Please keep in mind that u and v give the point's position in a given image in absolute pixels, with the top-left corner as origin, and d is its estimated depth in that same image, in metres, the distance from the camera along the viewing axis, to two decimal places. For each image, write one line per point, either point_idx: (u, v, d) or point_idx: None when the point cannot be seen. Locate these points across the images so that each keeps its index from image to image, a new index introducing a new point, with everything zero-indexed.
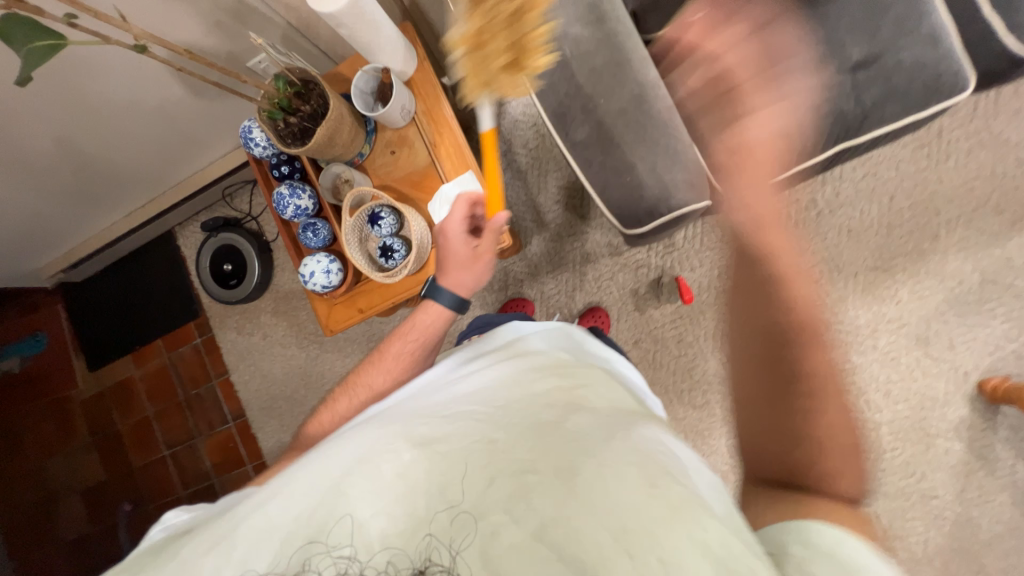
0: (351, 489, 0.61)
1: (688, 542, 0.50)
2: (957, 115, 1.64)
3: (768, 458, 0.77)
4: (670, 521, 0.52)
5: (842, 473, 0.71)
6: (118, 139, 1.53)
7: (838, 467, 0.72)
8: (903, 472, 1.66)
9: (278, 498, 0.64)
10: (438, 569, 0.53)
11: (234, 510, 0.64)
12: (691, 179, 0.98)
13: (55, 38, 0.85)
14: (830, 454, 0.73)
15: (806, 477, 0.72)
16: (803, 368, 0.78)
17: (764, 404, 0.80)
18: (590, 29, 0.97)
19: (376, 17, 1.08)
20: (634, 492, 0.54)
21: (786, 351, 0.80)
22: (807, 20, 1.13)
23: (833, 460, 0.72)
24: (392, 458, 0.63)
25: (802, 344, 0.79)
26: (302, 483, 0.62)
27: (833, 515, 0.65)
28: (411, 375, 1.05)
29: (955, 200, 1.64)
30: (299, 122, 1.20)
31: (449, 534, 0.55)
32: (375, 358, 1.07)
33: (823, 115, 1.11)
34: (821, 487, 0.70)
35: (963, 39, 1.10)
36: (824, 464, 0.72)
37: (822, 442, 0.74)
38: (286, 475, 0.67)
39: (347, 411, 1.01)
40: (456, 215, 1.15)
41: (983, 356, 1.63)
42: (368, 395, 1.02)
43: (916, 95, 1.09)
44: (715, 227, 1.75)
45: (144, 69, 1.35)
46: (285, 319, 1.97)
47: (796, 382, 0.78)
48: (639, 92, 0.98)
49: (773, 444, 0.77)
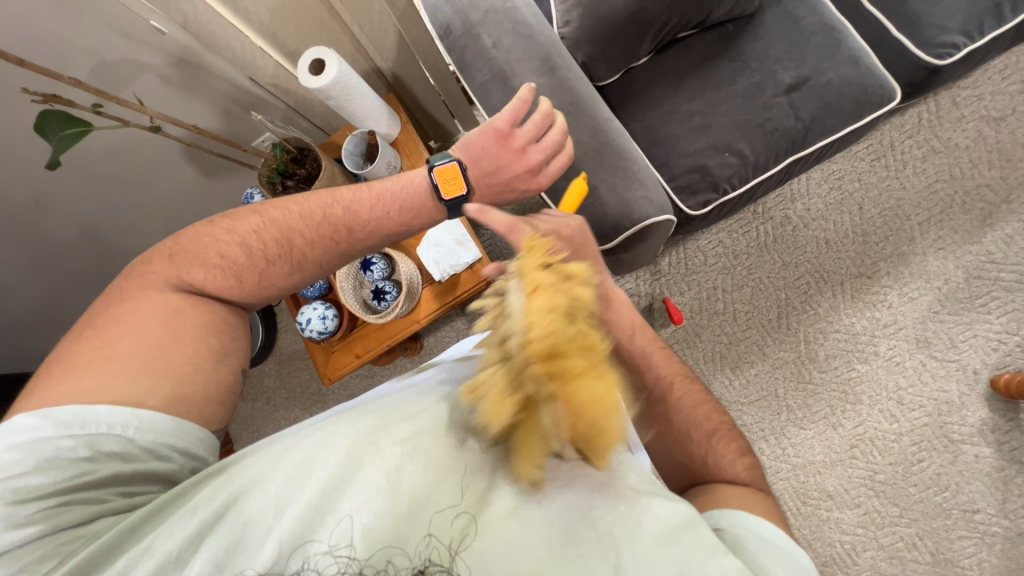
0: (331, 487, 0.59)
1: (658, 522, 0.58)
2: (905, 127, 1.76)
3: (685, 466, 0.81)
4: (638, 503, 0.59)
5: (739, 450, 0.81)
6: (132, 217, 1.67)
7: (734, 446, 0.81)
8: (937, 486, 1.56)
9: (252, 492, 0.60)
10: (438, 568, 0.56)
11: (200, 513, 0.59)
12: (651, 195, 1.08)
13: (82, 124, 0.98)
14: (722, 433, 0.83)
15: (721, 469, 0.78)
16: (673, 378, 0.87)
17: (660, 424, 0.83)
18: (544, 78, 1.10)
19: (362, 88, 1.24)
20: (605, 483, 0.61)
21: (651, 369, 0.86)
22: (738, 56, 1.28)
23: (729, 440, 0.82)
24: (371, 453, 0.61)
25: (661, 359, 0.88)
26: (282, 486, 0.60)
27: (750, 501, 0.72)
28: (331, 230, 0.89)
29: (921, 203, 1.71)
30: (295, 183, 1.33)
31: (446, 531, 0.57)
32: (298, 199, 0.90)
33: (768, 133, 1.23)
34: (732, 475, 0.77)
35: (881, 59, 1.27)
36: (725, 449, 0.80)
37: (716, 427, 0.83)
38: (249, 472, 0.62)
39: (237, 249, 0.83)
40: (541, 120, 0.96)
41: (989, 352, 1.60)
42: (274, 237, 0.86)
43: (846, 107, 1.23)
44: (697, 251, 1.80)
45: (158, 151, 1.51)
46: (288, 381, 1.99)
47: (677, 389, 0.85)
48: (594, 126, 1.10)
49: (684, 453, 0.81)
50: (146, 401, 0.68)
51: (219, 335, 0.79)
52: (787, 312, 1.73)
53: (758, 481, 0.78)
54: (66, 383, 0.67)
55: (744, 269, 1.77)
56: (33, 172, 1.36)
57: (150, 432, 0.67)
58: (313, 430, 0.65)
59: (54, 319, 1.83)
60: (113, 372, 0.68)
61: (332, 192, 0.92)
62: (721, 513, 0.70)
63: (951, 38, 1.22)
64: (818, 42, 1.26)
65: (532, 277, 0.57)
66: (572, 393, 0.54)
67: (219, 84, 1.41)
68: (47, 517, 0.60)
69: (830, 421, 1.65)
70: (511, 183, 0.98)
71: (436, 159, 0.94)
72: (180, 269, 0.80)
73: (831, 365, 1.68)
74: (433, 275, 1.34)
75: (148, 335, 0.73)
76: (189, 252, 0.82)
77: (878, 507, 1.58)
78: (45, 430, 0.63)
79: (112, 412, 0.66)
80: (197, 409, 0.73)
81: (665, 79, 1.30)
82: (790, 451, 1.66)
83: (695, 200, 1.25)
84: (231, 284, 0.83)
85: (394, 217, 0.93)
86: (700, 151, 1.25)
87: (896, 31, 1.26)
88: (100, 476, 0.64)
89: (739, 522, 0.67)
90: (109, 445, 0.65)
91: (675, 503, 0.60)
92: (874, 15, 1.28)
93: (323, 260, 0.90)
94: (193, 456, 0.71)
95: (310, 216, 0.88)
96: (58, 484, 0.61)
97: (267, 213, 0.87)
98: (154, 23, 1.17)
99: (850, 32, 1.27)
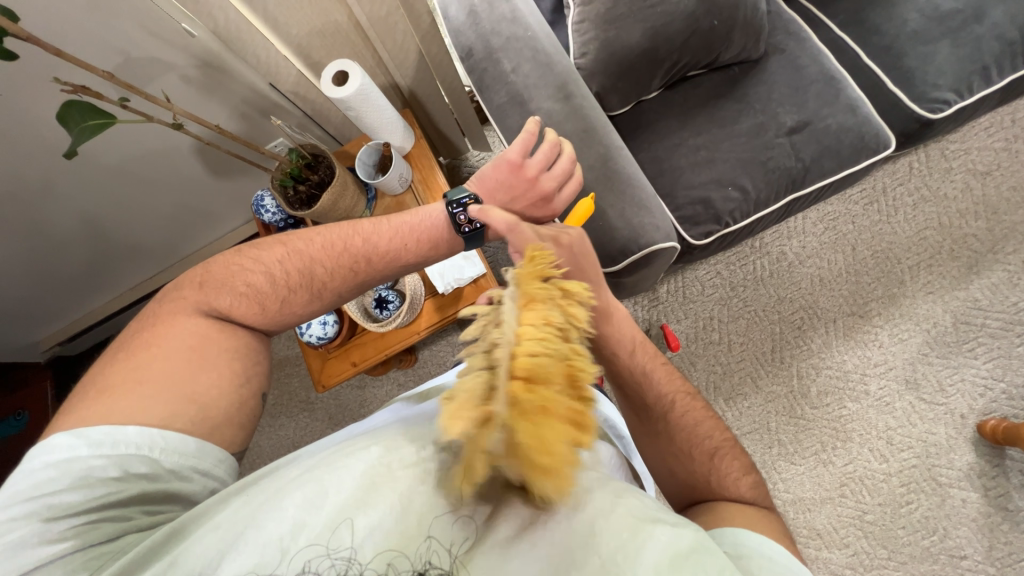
0: (348, 513, 0.59)
1: (662, 550, 0.56)
2: (897, 175, 1.83)
3: (689, 485, 0.81)
4: (641, 530, 0.57)
5: (744, 468, 0.82)
6: (139, 212, 1.67)
7: (739, 464, 0.82)
8: (925, 529, 1.56)
9: (268, 508, 0.60)
10: (438, 571, 0.56)
11: (217, 522, 0.61)
12: (657, 222, 1.11)
13: (106, 117, 1.00)
14: (725, 450, 0.84)
15: (725, 486, 0.79)
16: (677, 394, 0.88)
17: (664, 441, 0.85)
18: (559, 104, 1.15)
19: (382, 101, 1.28)
20: (611, 507, 0.59)
21: (654, 384, 0.87)
22: (744, 97, 1.34)
23: (734, 458, 0.83)
24: (386, 480, 0.61)
25: (665, 375, 0.89)
26: (300, 500, 0.60)
27: (753, 516, 0.73)
28: (350, 259, 0.91)
29: (912, 248, 1.77)
30: (307, 189, 1.35)
31: (448, 537, 0.57)
32: (320, 229, 0.92)
33: (770, 170, 1.28)
34: (737, 491, 0.78)
35: (877, 110, 1.34)
36: (730, 466, 0.81)
37: (720, 445, 0.84)
38: (267, 482, 0.64)
39: (256, 278, 0.85)
40: (551, 147, 0.98)
41: (975, 397, 1.63)
42: (294, 267, 0.87)
43: (843, 151, 1.29)
44: (694, 280, 1.83)
45: (173, 148, 1.53)
46: (277, 387, 1.96)
47: (681, 406, 0.87)
48: (605, 152, 1.13)
49: (687, 471, 0.82)
50: (172, 424, 0.68)
51: (242, 359, 0.79)
52: (781, 345, 1.76)
53: (761, 499, 0.79)
54: (100, 403, 0.67)
55: (740, 301, 1.80)
56: (50, 160, 1.38)
57: (174, 454, 0.67)
58: (329, 455, 0.65)
59: (44, 308, 1.80)
60: (143, 394, 0.69)
61: (355, 222, 0.95)
62: (725, 529, 0.70)
63: (942, 94, 1.29)
64: (818, 89, 1.33)
65: (530, 289, 0.57)
66: (552, 429, 0.48)
67: (240, 89, 1.45)
68: (78, 533, 0.60)
69: (820, 457, 1.66)
70: (527, 212, 1.00)
71: (454, 195, 0.97)
72: (207, 296, 0.81)
73: (823, 401, 1.70)
74: (436, 286, 1.34)
75: (177, 357, 0.73)
76: (217, 279, 0.83)
77: (866, 549, 1.57)
78: (77, 450, 0.63)
79: (140, 433, 0.66)
80: (220, 431, 0.73)
81: (673, 113, 1.35)
82: (780, 487, 1.65)
83: (698, 232, 1.28)
84: (255, 311, 0.83)
85: (414, 250, 0.96)
86: (704, 184, 1.29)
87: (891, 85, 1.33)
88: (128, 494, 0.64)
89: (740, 538, 0.67)
90: (136, 466, 0.65)
91: (678, 528, 0.58)
92: (872, 69, 1.36)
93: (340, 292, 0.91)
94: (213, 477, 0.71)
95: (331, 247, 0.90)
96: (89, 501, 0.62)
97: (290, 242, 0.89)
98: (186, 26, 1.18)
99: (848, 83, 1.34)
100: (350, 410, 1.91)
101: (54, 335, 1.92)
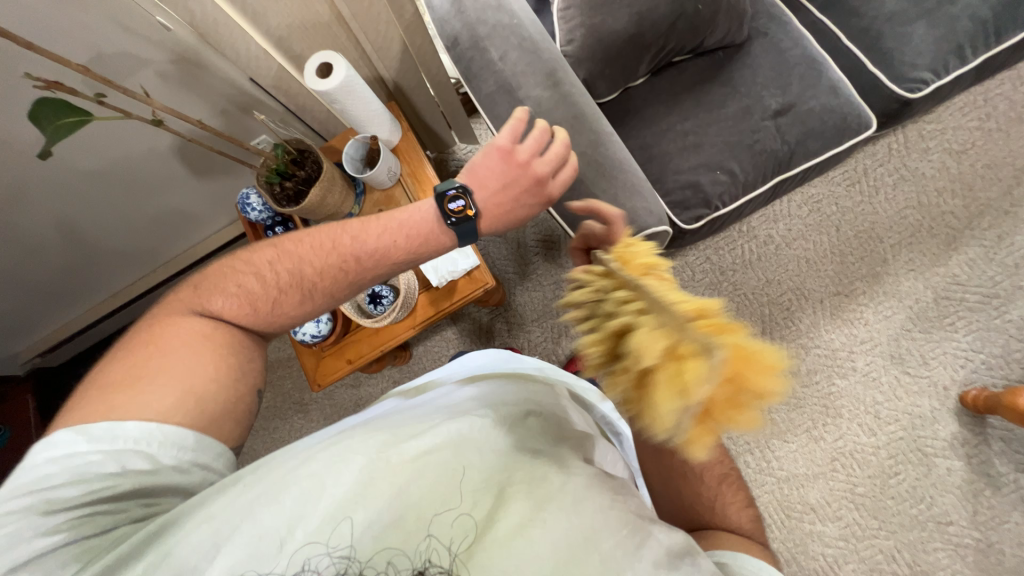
0: (351, 512, 0.58)
1: (658, 548, 0.58)
2: (877, 155, 1.88)
3: (691, 510, 0.90)
4: (639, 533, 0.58)
5: (740, 500, 0.92)
6: (116, 215, 1.62)
7: (736, 495, 0.92)
8: (913, 498, 1.61)
9: (263, 503, 0.59)
10: (437, 569, 0.56)
11: (212, 514, 0.59)
12: (650, 206, 1.12)
13: (80, 114, 0.96)
14: (726, 482, 0.93)
15: (723, 513, 0.88)
16: None
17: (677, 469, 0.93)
18: (548, 92, 1.14)
19: (366, 93, 1.26)
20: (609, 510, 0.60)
21: None
22: (729, 81, 1.35)
23: (732, 489, 0.92)
24: (389, 481, 0.60)
25: None
26: (297, 497, 0.59)
27: (749, 544, 0.82)
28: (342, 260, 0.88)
29: (893, 227, 1.82)
30: (294, 185, 1.32)
31: (447, 534, 0.58)
32: (309, 229, 0.90)
33: (757, 153, 1.30)
34: (734, 519, 0.87)
35: (858, 91, 1.37)
36: (729, 497, 0.91)
37: (722, 476, 0.94)
38: (261, 477, 0.62)
39: (247, 281, 0.83)
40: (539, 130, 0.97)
41: (957, 369, 1.69)
42: (285, 268, 0.85)
43: (827, 131, 1.31)
44: (684, 267, 1.86)
45: (150, 148, 1.49)
46: (269, 391, 1.93)
47: None
48: (595, 139, 1.14)
49: (694, 497, 0.91)
50: (169, 419, 0.67)
51: (235, 356, 0.77)
52: (770, 327, 1.79)
53: (757, 533, 0.88)
54: (100, 400, 0.67)
55: (730, 285, 1.83)
56: (20, 163, 1.32)
57: (173, 448, 0.66)
58: (325, 449, 0.64)
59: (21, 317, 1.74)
60: (140, 391, 0.67)
61: (347, 220, 0.92)
62: (723, 552, 0.78)
63: (921, 74, 1.32)
64: (801, 70, 1.35)
65: (645, 259, 0.63)
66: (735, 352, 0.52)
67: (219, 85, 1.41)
68: (73, 526, 0.60)
69: (812, 434, 1.70)
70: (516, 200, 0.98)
71: (442, 187, 0.95)
72: (201, 298, 0.80)
73: (812, 379, 1.74)
74: (430, 280, 1.34)
75: (173, 355, 0.72)
76: (210, 282, 0.82)
77: (859, 520, 1.62)
78: (79, 446, 0.63)
79: (139, 428, 0.65)
80: (217, 424, 0.71)
81: (660, 99, 1.36)
82: (775, 465, 1.69)
83: (689, 215, 1.29)
84: (246, 312, 0.82)
85: (405, 248, 0.93)
86: (692, 169, 1.30)
87: (871, 67, 1.36)
88: (127, 488, 0.63)
89: (739, 560, 0.76)
90: (136, 461, 0.64)
91: (672, 533, 0.61)
92: (852, 51, 1.39)
93: (329, 293, 0.87)
94: (212, 470, 0.70)
95: (321, 247, 0.88)
96: (85, 495, 0.61)
97: (281, 243, 0.87)
98: (159, 20, 1.14)
99: (830, 65, 1.37)
100: (345, 410, 1.89)
101: (32, 346, 1.86)
